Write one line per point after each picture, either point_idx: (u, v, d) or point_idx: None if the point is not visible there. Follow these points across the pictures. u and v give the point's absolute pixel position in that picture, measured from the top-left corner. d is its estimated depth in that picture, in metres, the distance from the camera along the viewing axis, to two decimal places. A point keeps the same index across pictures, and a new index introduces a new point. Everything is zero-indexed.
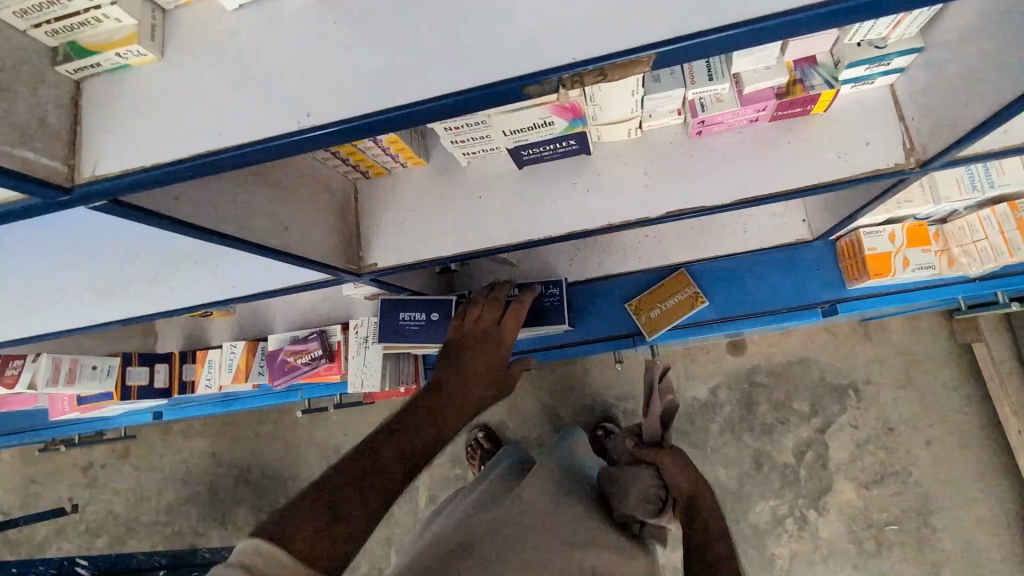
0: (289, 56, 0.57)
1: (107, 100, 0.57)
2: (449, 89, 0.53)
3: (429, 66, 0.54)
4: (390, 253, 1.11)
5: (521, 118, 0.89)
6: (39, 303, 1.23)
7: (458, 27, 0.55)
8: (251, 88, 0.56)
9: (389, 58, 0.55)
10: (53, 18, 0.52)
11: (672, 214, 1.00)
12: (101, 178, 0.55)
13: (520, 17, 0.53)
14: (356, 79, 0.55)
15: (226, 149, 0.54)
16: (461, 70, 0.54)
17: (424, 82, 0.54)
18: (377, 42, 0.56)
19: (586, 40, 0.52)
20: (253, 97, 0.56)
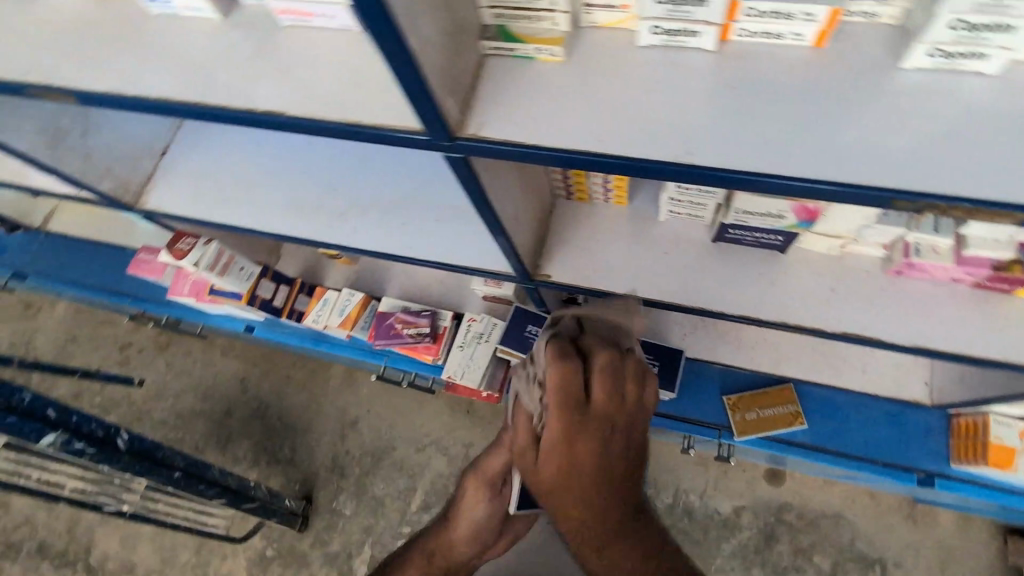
0: (664, 98, 0.65)
1: (501, 74, 0.66)
2: (800, 173, 0.59)
3: (788, 149, 0.60)
4: (565, 271, 1.20)
5: (759, 204, 0.96)
6: (242, 196, 1.36)
7: (823, 123, 0.61)
8: (622, 111, 0.64)
9: (755, 130, 0.62)
10: (511, 7, 0.63)
11: (845, 335, 1.05)
12: (480, 139, 0.64)
13: (886, 136, 0.59)
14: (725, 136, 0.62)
15: (588, 154, 0.62)
16: (826, 161, 0.60)
17: (779, 160, 0.60)
18: (750, 114, 0.62)
19: (950, 176, 0.57)
20: (620, 119, 0.64)
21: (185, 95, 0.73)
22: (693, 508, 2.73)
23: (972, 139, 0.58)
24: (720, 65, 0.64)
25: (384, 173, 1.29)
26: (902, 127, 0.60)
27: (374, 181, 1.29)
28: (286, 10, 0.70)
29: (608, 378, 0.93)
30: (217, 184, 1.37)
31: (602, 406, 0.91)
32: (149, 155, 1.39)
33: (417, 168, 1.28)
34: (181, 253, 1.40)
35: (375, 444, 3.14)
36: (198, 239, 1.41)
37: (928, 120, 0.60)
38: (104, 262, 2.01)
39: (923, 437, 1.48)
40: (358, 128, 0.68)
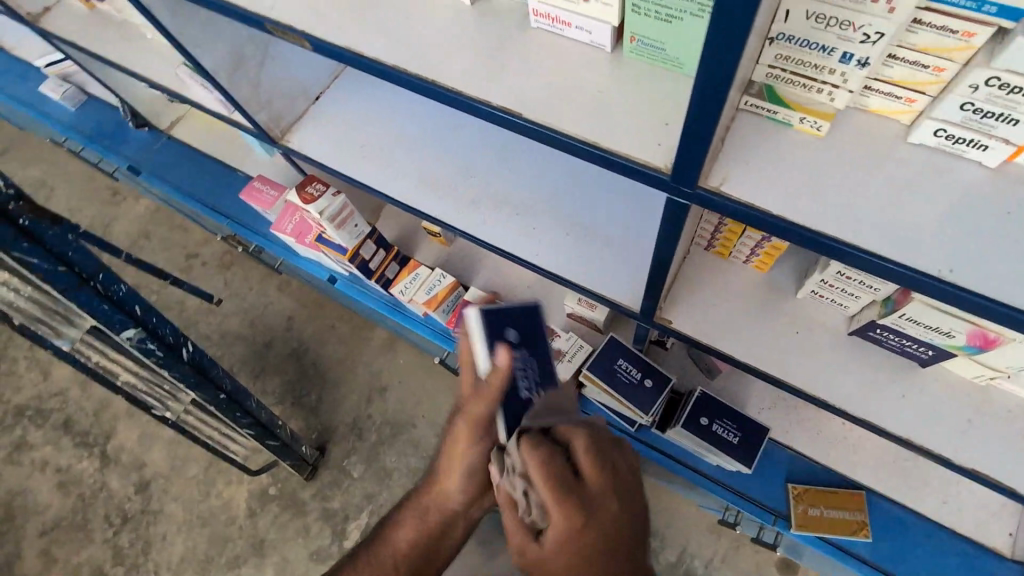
0: (922, 198, 0.64)
1: (753, 133, 0.68)
2: None
3: None
4: (686, 318, 1.17)
5: (932, 316, 0.90)
6: (382, 158, 1.39)
7: None
8: (872, 201, 0.63)
9: (1007, 261, 0.59)
10: (792, 69, 0.64)
11: (967, 471, 1.01)
12: (721, 195, 0.63)
13: None
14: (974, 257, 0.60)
15: (832, 238, 0.60)
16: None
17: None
18: (1007, 242, 0.60)
19: None
20: (866, 209, 0.63)
21: (423, 71, 0.74)
22: None
23: None
24: (994, 179, 0.64)
25: (531, 171, 1.32)
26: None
27: (520, 179, 1.32)
28: (543, 13, 0.71)
29: (594, 452, 0.82)
30: (362, 139, 1.41)
31: (602, 497, 0.79)
32: (304, 97, 1.43)
33: (565, 177, 1.29)
34: (309, 199, 1.42)
35: (397, 417, 3.05)
36: (328, 188, 1.44)
37: None
38: (216, 180, 2.08)
39: None
40: (585, 146, 0.67)
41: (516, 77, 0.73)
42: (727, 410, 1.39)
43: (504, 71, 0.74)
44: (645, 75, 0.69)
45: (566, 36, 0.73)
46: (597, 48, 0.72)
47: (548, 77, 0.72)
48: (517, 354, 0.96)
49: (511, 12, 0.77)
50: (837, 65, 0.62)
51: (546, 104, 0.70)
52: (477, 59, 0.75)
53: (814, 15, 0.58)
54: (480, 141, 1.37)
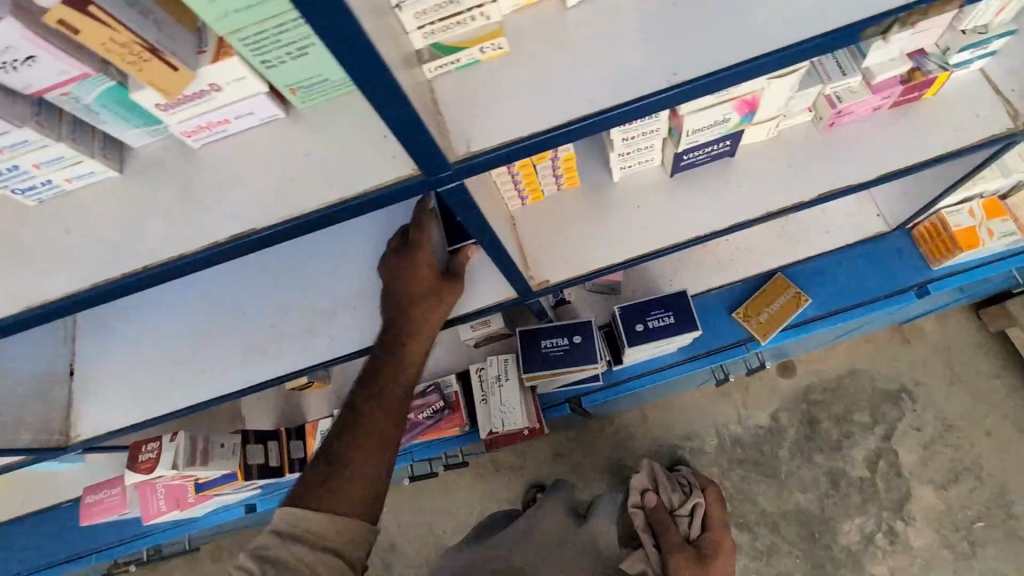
0: (615, 31, 0.63)
1: (458, 92, 0.63)
2: (776, 44, 0.59)
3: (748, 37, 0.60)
4: (556, 269, 1.15)
5: (705, 118, 0.97)
6: (191, 368, 1.19)
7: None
8: (588, 63, 0.61)
9: (709, 34, 0.60)
10: (440, 18, 0.59)
11: (822, 197, 1.12)
12: (475, 155, 0.60)
13: None
14: (697, 50, 0.60)
15: (587, 115, 0.58)
16: (800, 18, 0.59)
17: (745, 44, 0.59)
18: (702, 22, 0.61)
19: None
20: (592, 72, 0.61)
21: (128, 267, 0.62)
22: (739, 436, 2.81)
23: None
24: None
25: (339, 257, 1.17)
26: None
27: (335, 270, 1.17)
28: (195, 129, 0.62)
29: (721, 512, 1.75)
30: (156, 368, 1.20)
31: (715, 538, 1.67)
32: (58, 381, 1.19)
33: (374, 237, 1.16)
34: (150, 464, 1.20)
35: (423, 554, 2.87)
36: (161, 440, 1.21)
37: None
38: (47, 531, 1.67)
39: (900, 260, 1.63)
40: (335, 207, 0.61)
41: (226, 205, 0.63)
42: (648, 303, 1.43)
43: (214, 206, 0.63)
44: (330, 116, 0.64)
45: (237, 132, 0.65)
46: (274, 119, 0.65)
47: (257, 182, 0.64)
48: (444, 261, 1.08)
49: (172, 153, 0.66)
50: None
51: (274, 205, 0.62)
52: (177, 216, 0.64)
53: None
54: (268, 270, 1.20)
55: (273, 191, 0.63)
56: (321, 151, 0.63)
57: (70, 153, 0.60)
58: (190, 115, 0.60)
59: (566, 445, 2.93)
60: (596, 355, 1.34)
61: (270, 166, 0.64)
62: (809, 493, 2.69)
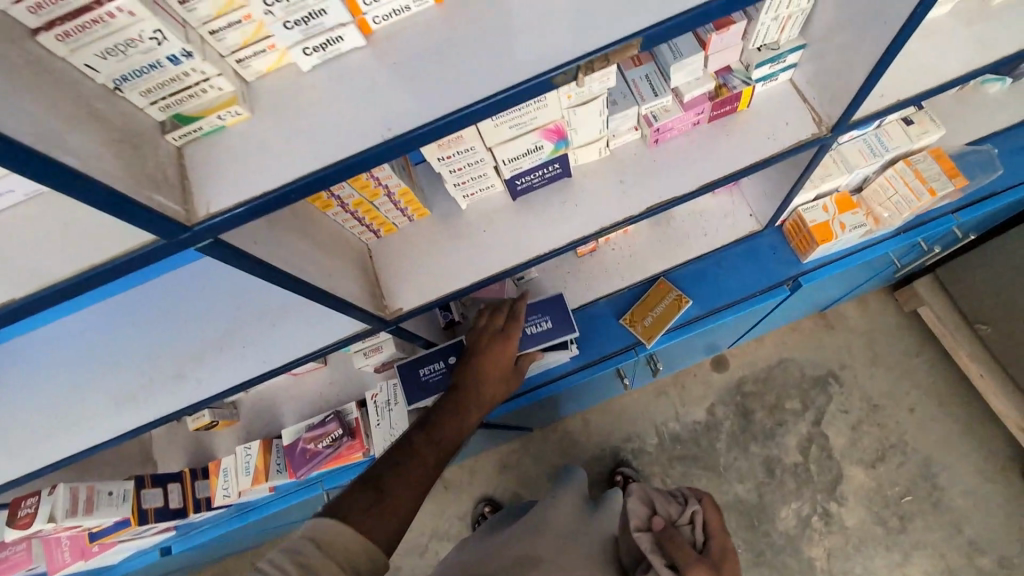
0: (346, 92, 0.69)
1: (205, 157, 0.68)
2: (478, 97, 0.65)
3: (457, 92, 0.66)
4: (410, 296, 1.20)
5: (515, 148, 1.05)
6: (61, 422, 1.20)
7: (471, 57, 0.68)
8: (319, 124, 0.67)
9: (423, 92, 0.67)
10: (169, 93, 0.63)
11: (650, 209, 1.19)
12: (213, 216, 0.64)
13: (527, 42, 0.68)
14: (414, 107, 0.66)
15: (305, 175, 0.63)
16: (502, 74, 0.66)
17: (454, 99, 0.66)
18: (417, 81, 0.67)
19: (572, 50, 0.66)
20: (323, 134, 0.67)
21: None
22: (677, 433, 2.88)
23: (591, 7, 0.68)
24: (380, 54, 0.70)
25: (207, 300, 1.19)
26: (533, 16, 0.69)
27: (204, 310, 1.19)
28: None
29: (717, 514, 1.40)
30: (25, 425, 1.20)
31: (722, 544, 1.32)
32: None
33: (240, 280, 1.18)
34: (27, 520, 1.21)
35: None
36: (38, 494, 1.24)
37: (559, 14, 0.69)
38: None
39: (774, 256, 1.72)
40: (86, 275, 0.64)
41: None
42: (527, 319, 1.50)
43: None
44: None
45: (5, 208, 0.69)
46: (39, 193, 0.69)
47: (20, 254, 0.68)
48: (439, 366, 1.41)
49: None
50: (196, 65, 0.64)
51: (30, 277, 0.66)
52: None
53: (101, 56, 0.56)
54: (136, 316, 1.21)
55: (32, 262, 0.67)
56: (79, 221, 0.67)
57: None
58: None
59: (512, 457, 2.97)
60: None
61: (33, 237, 0.68)
62: (747, 483, 2.76)
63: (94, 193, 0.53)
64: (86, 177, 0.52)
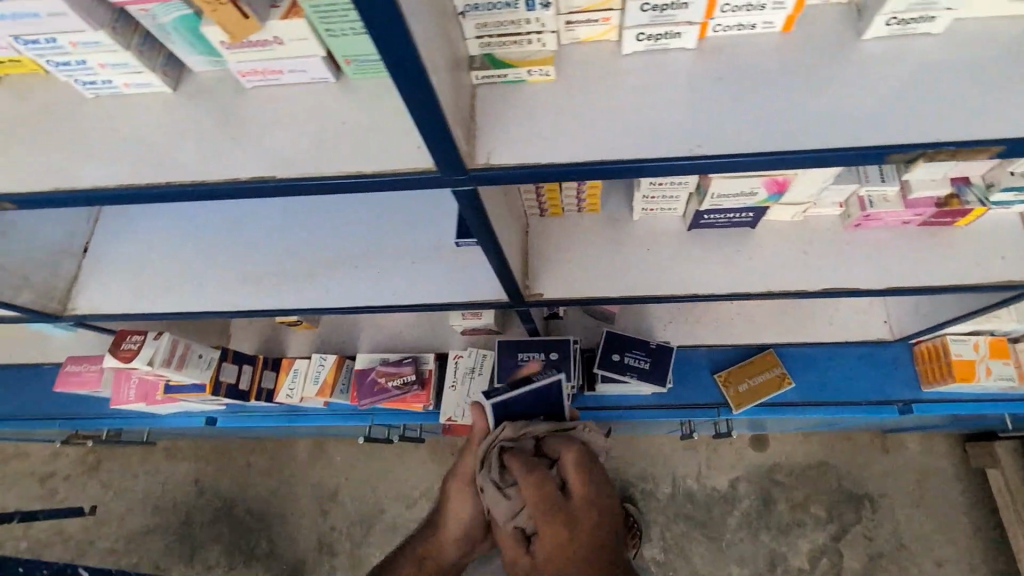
0: (655, 86, 0.65)
1: (497, 103, 0.65)
2: (803, 143, 0.60)
3: (779, 128, 0.61)
4: (554, 285, 1.18)
5: (732, 186, 1.00)
6: (191, 278, 1.25)
7: (801, 95, 0.63)
8: (621, 110, 0.64)
9: (741, 115, 0.62)
10: (499, 33, 0.62)
11: (827, 291, 1.13)
12: (492, 167, 0.62)
13: (866, 96, 0.62)
14: (733, 129, 0.62)
15: (602, 161, 0.60)
16: (837, 125, 0.61)
17: (775, 135, 0.61)
18: (738, 101, 0.63)
19: (924, 126, 0.59)
20: (622, 121, 0.63)
21: (148, 179, 0.67)
22: (692, 491, 2.82)
23: (950, 84, 0.61)
24: (705, 60, 0.65)
25: (359, 221, 1.26)
26: (883, 76, 0.63)
27: (353, 229, 1.25)
28: (249, 72, 0.66)
29: None
30: (158, 270, 1.26)
31: None
32: (70, 255, 1.26)
33: (397, 211, 1.25)
34: (129, 354, 1.25)
35: (361, 512, 2.85)
36: (146, 335, 1.27)
37: (909, 80, 0.62)
38: (22, 386, 1.76)
39: (895, 372, 1.62)
40: (352, 178, 0.64)
41: (258, 148, 0.67)
42: (634, 344, 1.47)
43: (247, 146, 0.68)
44: (377, 93, 0.68)
45: (286, 84, 0.69)
46: (323, 82, 0.69)
47: (289, 135, 0.68)
48: (537, 359, 1.40)
49: (225, 86, 0.71)
50: (533, 13, 0.62)
51: (297, 161, 0.66)
52: (212, 144, 0.68)
53: None
54: (288, 214, 1.28)
55: (299, 147, 0.67)
56: (355, 123, 0.67)
57: (133, 63, 0.65)
58: (248, 58, 0.64)
59: None
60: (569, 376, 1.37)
61: (304, 121, 0.68)
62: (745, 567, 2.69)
63: (431, 108, 0.53)
64: (432, 95, 0.52)
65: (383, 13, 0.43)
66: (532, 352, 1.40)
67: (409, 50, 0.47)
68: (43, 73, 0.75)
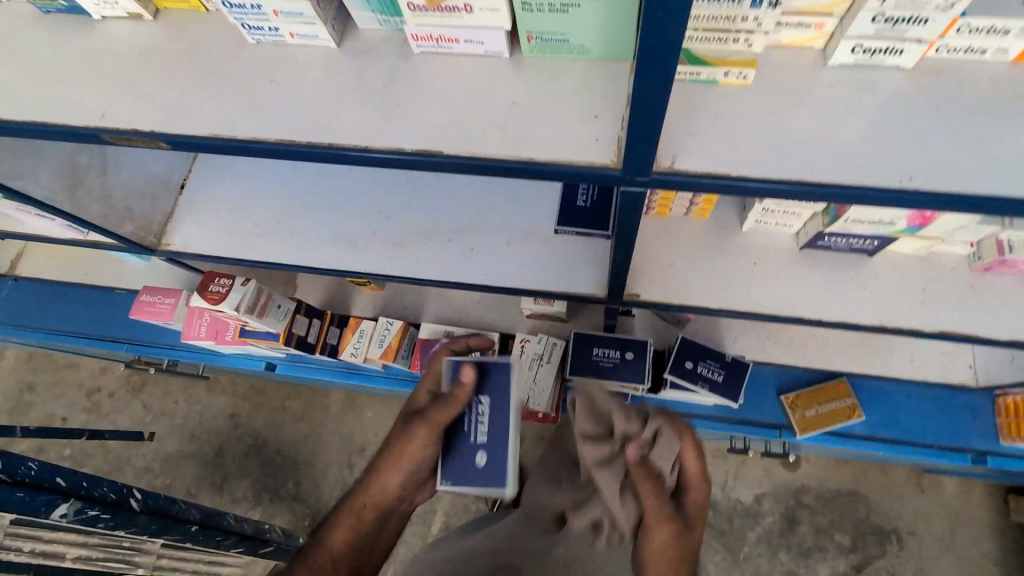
0: (860, 105, 0.60)
1: (683, 102, 0.61)
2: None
3: (1003, 167, 0.56)
4: (652, 287, 1.14)
5: (872, 214, 0.94)
6: (283, 230, 1.24)
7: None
8: (821, 127, 0.59)
9: (960, 150, 0.57)
10: (708, 26, 0.60)
11: (943, 333, 1.06)
12: (677, 172, 0.58)
13: None
14: (951, 161, 0.56)
15: (801, 181, 0.56)
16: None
17: (998, 177, 0.55)
18: (957, 134, 0.57)
19: None
20: (821, 139, 0.59)
21: (307, 136, 0.65)
22: (716, 500, 2.79)
23: None
24: (918, 83, 0.60)
25: (456, 194, 1.24)
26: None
27: (449, 202, 1.23)
28: (424, 37, 0.63)
29: None
30: (250, 217, 1.26)
31: None
32: (168, 189, 1.25)
33: (496, 189, 1.22)
34: (217, 297, 1.26)
35: None
36: (233, 280, 1.28)
37: None
38: (94, 307, 1.81)
39: (973, 420, 1.55)
40: (522, 164, 0.61)
41: (422, 118, 0.64)
42: (708, 355, 1.44)
43: (410, 114, 0.65)
44: (552, 75, 0.64)
45: (456, 54, 0.66)
46: (495, 55, 0.65)
47: (455, 107, 0.64)
48: (613, 356, 1.37)
49: (390, 46, 0.68)
50: (749, 10, 0.57)
51: (463, 138, 0.63)
52: (374, 107, 0.65)
53: None
54: (384, 178, 1.26)
55: (465, 122, 0.63)
56: (528, 104, 0.63)
57: (307, 13, 0.62)
58: (429, 23, 0.61)
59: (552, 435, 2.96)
60: (643, 377, 1.35)
61: (472, 96, 0.64)
62: None
63: (654, 103, 0.49)
64: (663, 89, 0.48)
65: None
66: (607, 348, 1.38)
67: (668, 37, 0.43)
68: (203, 10, 0.73)
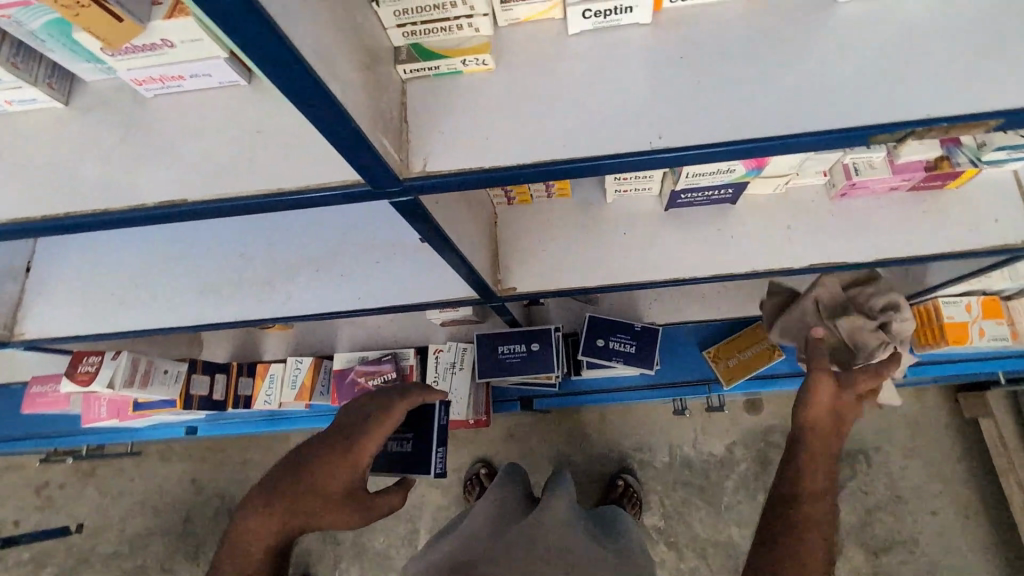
0: (605, 68, 0.57)
1: (430, 100, 0.59)
2: (771, 127, 0.54)
3: (741, 108, 0.55)
4: (527, 277, 1.11)
5: (706, 165, 0.94)
6: (143, 294, 1.17)
7: (763, 70, 0.56)
8: (567, 98, 0.56)
9: (703, 101, 0.55)
10: (423, 19, 0.55)
11: (811, 267, 1.06)
12: (429, 175, 0.56)
13: (827, 67, 0.55)
14: (694, 112, 0.55)
15: (543, 163, 0.54)
16: (812, 104, 0.54)
17: (745, 121, 0.54)
18: (699, 82, 0.56)
19: (890, 104, 0.53)
20: (569, 112, 0.56)
21: (42, 211, 0.59)
22: (690, 459, 2.61)
23: (920, 52, 0.55)
24: (659, 36, 0.58)
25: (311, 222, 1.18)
26: (844, 44, 0.56)
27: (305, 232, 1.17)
28: (146, 79, 0.59)
29: None
30: (106, 288, 1.18)
31: None
32: (11, 275, 1.17)
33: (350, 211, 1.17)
34: (87, 377, 1.20)
35: None
36: (102, 356, 1.22)
37: (872, 45, 0.55)
38: None
39: None
40: (273, 196, 0.57)
41: (164, 165, 0.59)
42: (620, 329, 1.43)
43: (149, 167, 0.60)
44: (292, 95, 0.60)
45: (191, 90, 0.61)
46: (233, 84, 0.61)
47: (196, 148, 0.60)
48: (523, 350, 1.35)
49: (120, 97, 0.63)
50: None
51: (207, 179, 0.58)
52: (111, 168, 0.60)
53: None
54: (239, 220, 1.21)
55: (209, 164, 0.59)
56: (271, 128, 0.59)
57: (5, 77, 0.57)
58: (141, 65, 0.56)
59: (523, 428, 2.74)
60: (552, 365, 1.34)
61: (213, 132, 0.60)
62: (745, 529, 2.48)
63: (337, 117, 0.47)
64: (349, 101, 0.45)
65: (241, 16, 0.37)
66: (514, 345, 1.35)
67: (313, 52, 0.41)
68: None
